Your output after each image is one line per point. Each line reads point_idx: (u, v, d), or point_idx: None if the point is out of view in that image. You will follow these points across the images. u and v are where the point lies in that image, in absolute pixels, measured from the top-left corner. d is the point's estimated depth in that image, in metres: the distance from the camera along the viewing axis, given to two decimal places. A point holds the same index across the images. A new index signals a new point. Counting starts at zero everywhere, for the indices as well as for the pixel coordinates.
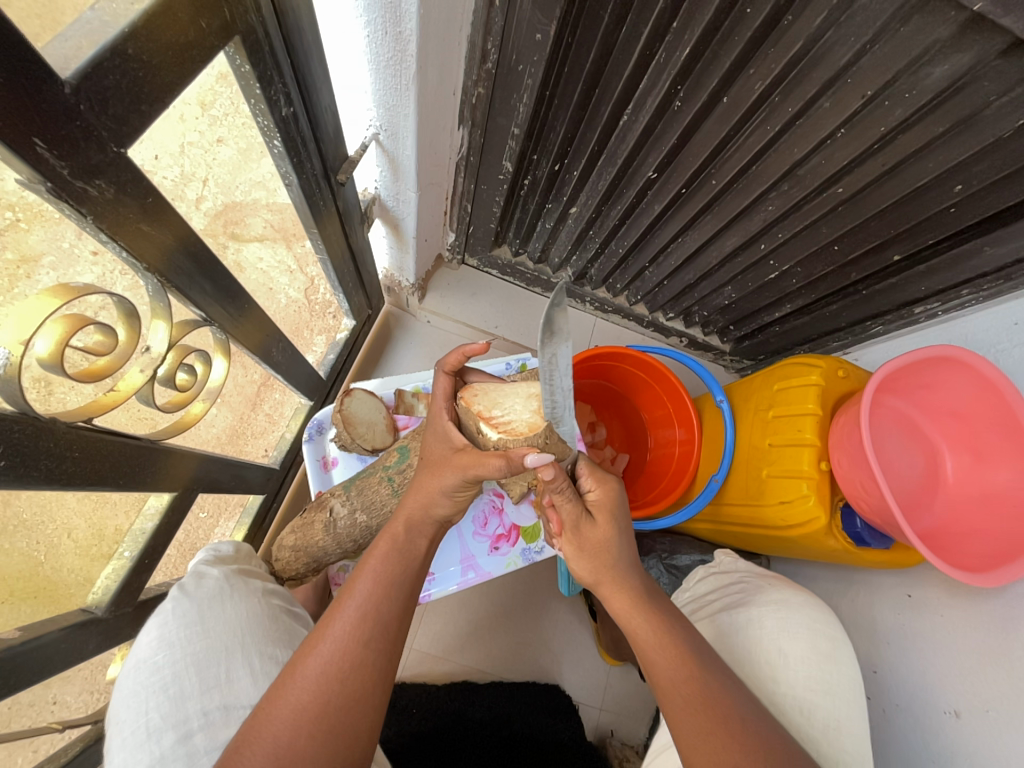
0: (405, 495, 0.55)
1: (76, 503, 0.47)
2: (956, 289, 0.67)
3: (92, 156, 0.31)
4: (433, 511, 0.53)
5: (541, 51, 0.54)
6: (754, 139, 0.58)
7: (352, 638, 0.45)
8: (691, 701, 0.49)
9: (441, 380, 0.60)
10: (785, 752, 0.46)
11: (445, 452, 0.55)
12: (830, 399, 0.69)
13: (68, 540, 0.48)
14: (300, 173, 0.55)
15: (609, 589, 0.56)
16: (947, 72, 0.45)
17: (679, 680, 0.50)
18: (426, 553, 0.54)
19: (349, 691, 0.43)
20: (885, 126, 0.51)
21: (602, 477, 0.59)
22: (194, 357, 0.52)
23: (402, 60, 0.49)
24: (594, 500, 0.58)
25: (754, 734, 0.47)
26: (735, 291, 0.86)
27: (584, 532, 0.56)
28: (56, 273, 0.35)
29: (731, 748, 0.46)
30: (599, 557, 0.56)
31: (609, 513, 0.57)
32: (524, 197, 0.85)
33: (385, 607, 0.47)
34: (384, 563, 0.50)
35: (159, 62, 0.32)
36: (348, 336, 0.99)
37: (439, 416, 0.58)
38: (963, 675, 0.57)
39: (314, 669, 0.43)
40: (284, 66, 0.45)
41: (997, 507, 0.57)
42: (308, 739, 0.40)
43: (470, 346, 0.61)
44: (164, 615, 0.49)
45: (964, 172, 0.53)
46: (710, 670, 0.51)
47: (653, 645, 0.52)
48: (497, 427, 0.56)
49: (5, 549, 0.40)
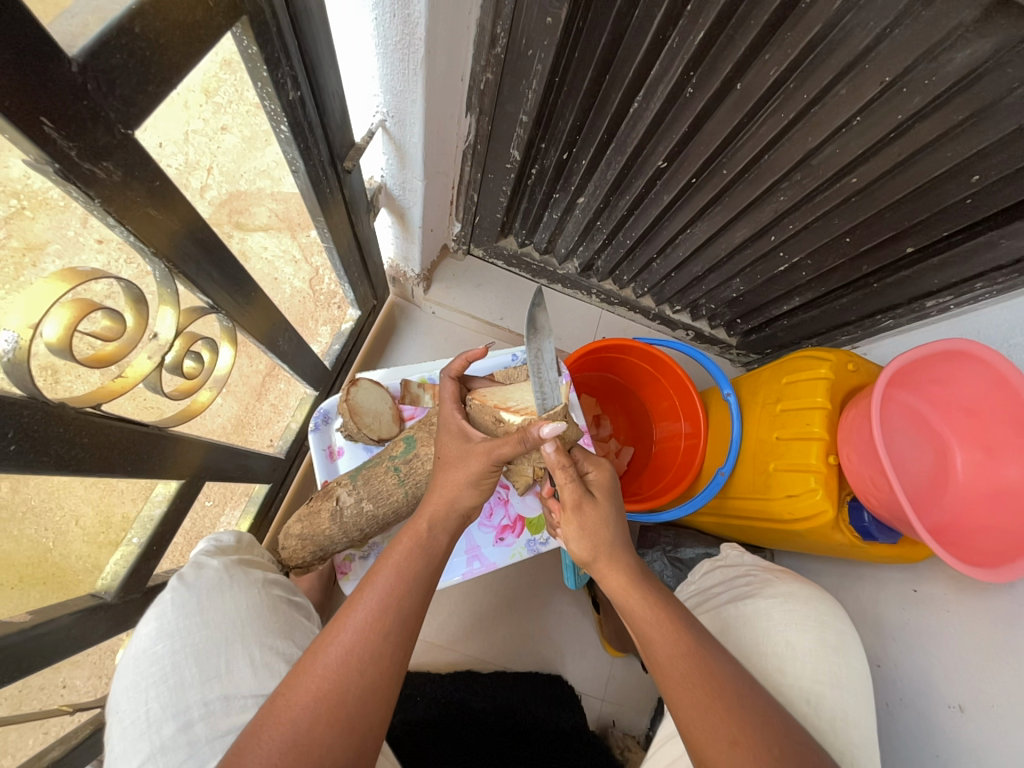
0: (430, 488, 0.55)
1: (85, 491, 0.47)
2: (969, 283, 0.66)
3: (100, 137, 0.31)
4: (448, 505, 0.53)
5: (551, 35, 0.53)
6: (767, 127, 0.57)
7: (374, 630, 0.45)
8: (687, 673, 0.48)
9: (448, 384, 0.62)
10: (789, 735, 0.46)
11: (455, 448, 0.56)
12: (840, 393, 0.68)
13: (76, 527, 0.48)
14: (306, 159, 0.54)
15: (604, 567, 0.56)
16: (968, 58, 0.44)
17: (674, 654, 0.49)
18: (447, 547, 0.54)
19: (367, 681, 0.43)
20: (903, 114, 0.51)
21: (598, 461, 0.61)
22: (201, 345, 0.51)
23: (410, 44, 0.48)
24: (593, 480, 0.59)
25: (757, 712, 0.47)
26: (744, 283, 0.86)
27: (586, 510, 0.56)
28: (62, 259, 0.34)
29: (725, 719, 0.46)
30: (595, 533, 0.56)
31: (607, 493, 0.58)
32: (531, 186, 0.84)
33: (406, 602, 0.47)
34: (407, 558, 0.50)
35: (167, 40, 0.32)
36: (353, 327, 0.99)
37: (452, 415, 0.59)
38: (968, 669, 0.57)
39: (336, 657, 0.43)
40: (292, 49, 0.44)
41: (1007, 502, 0.57)
42: (327, 725, 0.40)
43: (472, 350, 0.62)
44: (162, 605, 0.49)
45: (981, 163, 0.52)
46: (717, 654, 0.51)
47: (647, 622, 0.52)
48: (518, 413, 0.60)
49: (15, 535, 0.40)
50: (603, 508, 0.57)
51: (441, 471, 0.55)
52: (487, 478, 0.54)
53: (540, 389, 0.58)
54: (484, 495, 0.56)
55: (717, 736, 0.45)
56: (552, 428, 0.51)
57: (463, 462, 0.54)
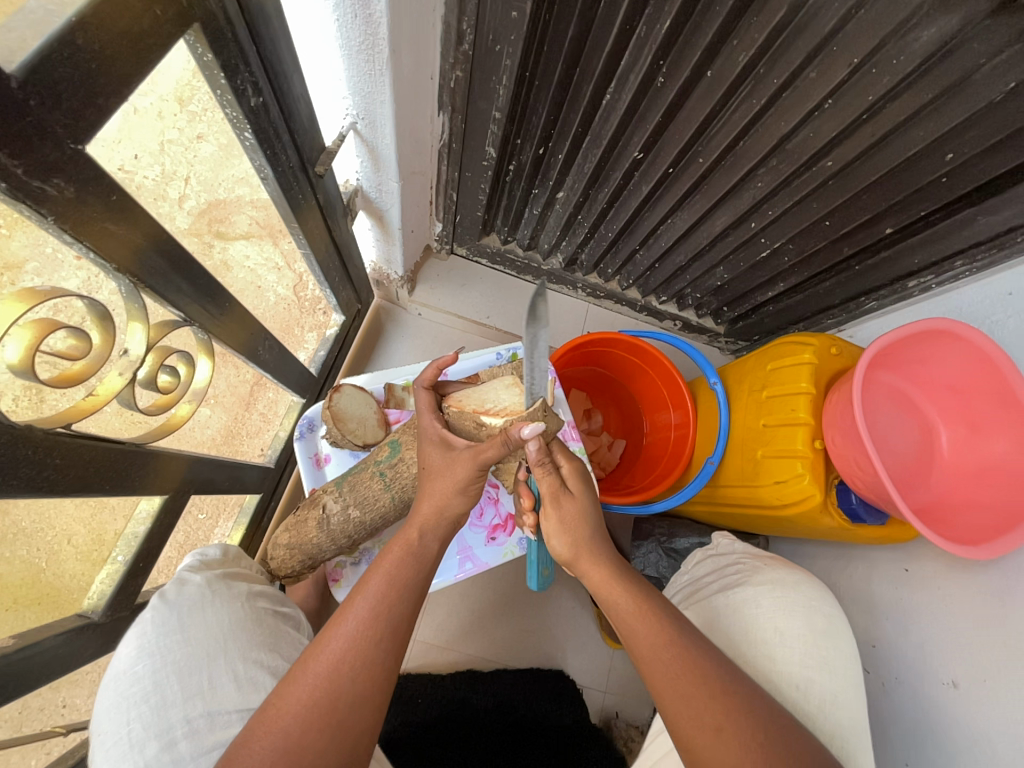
0: (418, 498, 0.54)
1: (76, 508, 0.48)
2: (949, 261, 0.66)
3: (48, 154, 0.30)
4: (438, 513, 0.53)
5: (517, 30, 0.53)
6: (740, 113, 0.57)
7: (364, 637, 0.44)
8: (672, 664, 0.48)
9: (422, 394, 0.61)
10: (776, 720, 0.47)
11: (439, 457, 0.55)
12: (824, 377, 0.69)
13: (68, 547, 0.48)
14: (274, 165, 0.54)
15: (587, 563, 0.56)
16: (935, 36, 0.44)
17: (661, 646, 0.49)
18: (438, 554, 0.53)
19: (358, 688, 0.42)
20: (873, 94, 0.50)
21: (570, 453, 0.60)
22: (176, 359, 0.51)
23: (374, 45, 0.48)
24: (567, 474, 0.59)
25: (745, 699, 0.47)
26: (728, 271, 0.86)
27: (564, 504, 0.57)
28: (41, 278, 0.35)
29: (712, 709, 0.46)
30: (577, 529, 0.56)
31: (582, 485, 0.59)
32: (510, 183, 0.84)
33: (396, 608, 0.47)
34: (397, 566, 0.49)
35: (114, 52, 0.31)
36: (338, 332, 0.98)
37: (432, 426, 0.58)
38: (962, 645, 0.57)
39: (325, 666, 0.43)
40: (250, 54, 0.43)
41: (994, 479, 0.57)
42: (317, 732, 0.40)
43: (442, 358, 0.63)
44: (142, 626, 0.48)
45: (955, 140, 0.52)
46: (706, 646, 0.51)
47: (633, 617, 0.51)
48: (497, 414, 0.60)
49: (6, 557, 0.41)
50: (580, 501, 0.57)
51: (428, 481, 0.54)
52: (477, 482, 0.53)
53: (529, 375, 0.55)
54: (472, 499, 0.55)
55: (704, 725, 0.46)
56: (530, 429, 0.51)
57: (449, 470, 0.53)
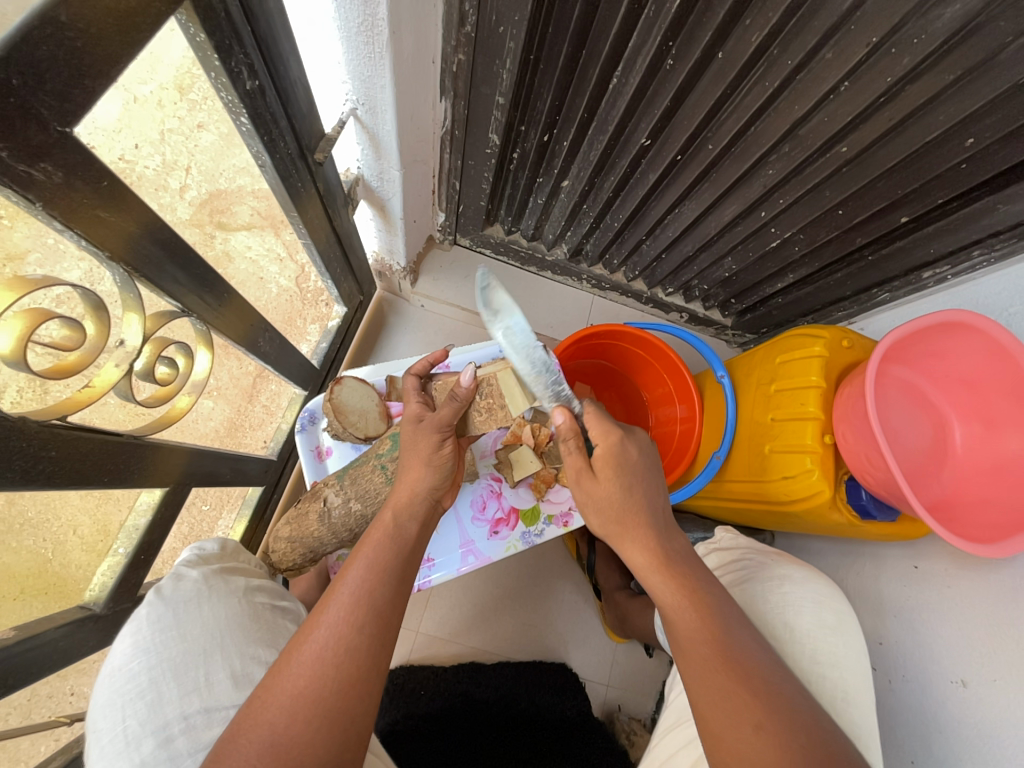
0: (393, 487, 0.56)
1: (81, 500, 0.47)
2: (966, 251, 0.64)
3: (33, 137, 0.29)
4: (409, 495, 0.54)
5: (522, 10, 0.51)
6: (752, 97, 0.55)
7: (348, 623, 0.44)
8: (709, 658, 0.47)
9: (410, 381, 0.65)
10: (803, 711, 0.45)
11: (410, 432, 0.58)
12: (834, 370, 0.67)
13: (74, 537, 0.48)
14: (272, 152, 0.52)
15: (625, 542, 0.54)
16: (959, 13, 0.42)
17: (698, 640, 0.48)
18: (419, 536, 0.53)
19: (344, 676, 0.42)
20: (892, 76, 0.48)
21: (606, 428, 0.57)
22: (174, 349, 0.50)
23: (374, 26, 0.46)
24: (599, 455, 0.56)
25: (777, 695, 0.45)
26: (735, 262, 0.84)
27: (591, 484, 0.56)
28: (44, 268, 0.35)
29: (752, 705, 0.44)
30: (610, 508, 0.55)
31: (614, 467, 0.55)
32: (514, 172, 0.83)
33: (378, 592, 0.47)
34: (375, 552, 0.49)
35: (100, 31, 0.30)
36: (340, 324, 0.97)
37: (414, 402, 0.62)
38: (970, 643, 0.56)
39: (310, 655, 0.42)
40: (244, 35, 0.42)
41: (1006, 475, 0.56)
42: (305, 722, 0.39)
43: (432, 353, 0.67)
44: (137, 622, 0.48)
45: (976, 125, 0.50)
46: (739, 633, 0.49)
47: (673, 605, 0.51)
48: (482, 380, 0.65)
49: (14, 547, 0.41)
50: (637, 469, 0.56)
51: (407, 468, 0.56)
52: (443, 452, 0.57)
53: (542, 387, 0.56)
54: (446, 474, 0.57)
55: (740, 720, 0.44)
56: (466, 368, 0.59)
57: (416, 445, 0.57)
